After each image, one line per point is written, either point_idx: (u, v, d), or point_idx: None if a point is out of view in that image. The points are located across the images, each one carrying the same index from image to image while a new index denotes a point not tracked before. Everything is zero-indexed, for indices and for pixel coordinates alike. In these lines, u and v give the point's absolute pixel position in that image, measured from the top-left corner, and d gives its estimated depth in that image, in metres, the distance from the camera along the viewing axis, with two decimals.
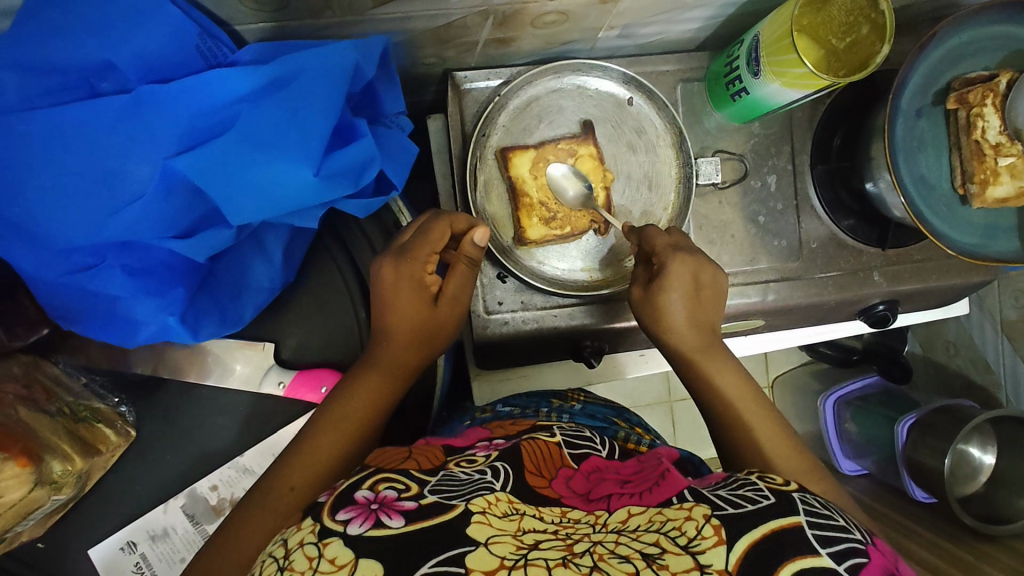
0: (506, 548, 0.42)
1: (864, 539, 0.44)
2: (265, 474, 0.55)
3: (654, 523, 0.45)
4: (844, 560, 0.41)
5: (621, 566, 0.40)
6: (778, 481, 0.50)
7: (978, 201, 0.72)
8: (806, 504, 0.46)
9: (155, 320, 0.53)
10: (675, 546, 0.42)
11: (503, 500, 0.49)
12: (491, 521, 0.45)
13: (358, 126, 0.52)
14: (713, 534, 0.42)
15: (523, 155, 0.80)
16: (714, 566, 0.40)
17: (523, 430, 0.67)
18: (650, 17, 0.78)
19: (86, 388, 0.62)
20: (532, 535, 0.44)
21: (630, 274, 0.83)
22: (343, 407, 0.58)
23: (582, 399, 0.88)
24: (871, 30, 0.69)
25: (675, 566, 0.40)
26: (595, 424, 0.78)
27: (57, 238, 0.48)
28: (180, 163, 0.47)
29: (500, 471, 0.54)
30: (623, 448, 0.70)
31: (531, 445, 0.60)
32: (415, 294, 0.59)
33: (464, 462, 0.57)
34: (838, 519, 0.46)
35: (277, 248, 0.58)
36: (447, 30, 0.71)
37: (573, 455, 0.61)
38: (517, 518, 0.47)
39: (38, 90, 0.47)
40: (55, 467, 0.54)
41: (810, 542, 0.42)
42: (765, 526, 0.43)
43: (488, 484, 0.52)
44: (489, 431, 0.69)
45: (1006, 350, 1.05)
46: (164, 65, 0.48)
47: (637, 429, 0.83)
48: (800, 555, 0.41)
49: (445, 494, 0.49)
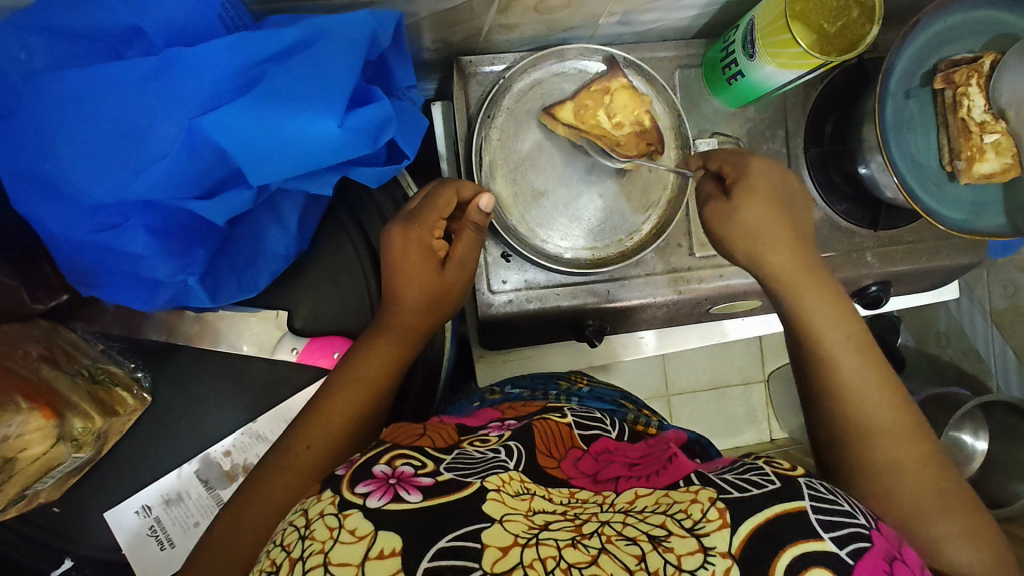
0: (519, 526, 0.44)
1: (867, 524, 0.47)
2: (283, 437, 0.57)
3: (662, 505, 0.47)
4: (845, 545, 0.44)
5: (629, 549, 0.42)
6: (785, 467, 0.52)
7: (964, 176, 0.74)
8: (811, 490, 0.48)
9: (175, 281, 0.54)
10: (680, 529, 0.44)
11: (516, 479, 0.51)
12: (505, 499, 0.47)
13: (373, 92, 0.54)
14: (718, 517, 0.44)
15: (562, 110, 0.81)
16: (718, 549, 0.42)
17: (534, 411, 0.68)
18: (649, 4, 0.80)
19: (103, 353, 0.63)
20: (543, 515, 0.46)
21: (629, 253, 0.85)
22: (355, 370, 0.60)
23: (588, 382, 0.89)
24: (861, 14, 0.73)
25: (680, 548, 0.42)
26: (604, 407, 0.79)
27: (84, 196, 0.50)
28: (205, 123, 0.48)
29: (513, 451, 0.56)
30: (632, 429, 0.73)
31: (542, 426, 0.62)
32: (424, 261, 0.61)
33: (478, 441, 0.59)
34: (843, 504, 0.48)
35: (292, 215, 0.60)
36: (454, 13, 0.74)
37: (583, 437, 0.62)
38: (529, 498, 0.49)
39: (67, 55, 0.49)
40: (76, 424, 0.55)
41: (812, 525, 0.44)
42: (769, 511, 0.45)
43: (501, 462, 0.54)
44: (500, 411, 0.71)
45: (995, 339, 1.11)
46: (187, 31, 0.50)
47: (644, 411, 0.84)
48: (803, 539, 0.44)
49: (459, 472, 0.51)
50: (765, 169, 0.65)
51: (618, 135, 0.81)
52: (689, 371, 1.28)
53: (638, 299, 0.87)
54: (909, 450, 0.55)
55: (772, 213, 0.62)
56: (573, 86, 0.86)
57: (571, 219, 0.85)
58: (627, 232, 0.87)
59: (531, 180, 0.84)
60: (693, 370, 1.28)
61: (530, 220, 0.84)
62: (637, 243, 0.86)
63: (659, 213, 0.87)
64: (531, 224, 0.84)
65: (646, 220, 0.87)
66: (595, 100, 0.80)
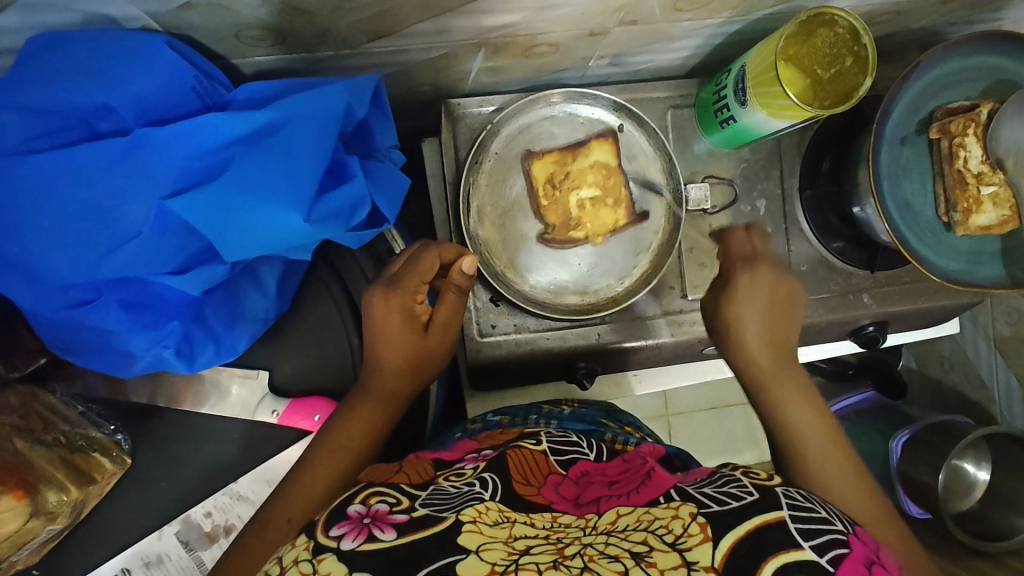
0: (496, 555, 0.42)
1: (845, 530, 0.45)
2: (261, 508, 0.56)
3: (642, 523, 0.45)
4: (826, 551, 0.41)
5: (611, 566, 0.40)
6: (761, 477, 0.52)
7: (961, 229, 0.73)
8: (788, 499, 0.47)
9: (150, 352, 0.54)
10: (662, 544, 0.42)
11: (494, 509, 0.49)
12: (482, 530, 0.46)
13: (349, 165, 0.54)
14: (699, 532, 0.42)
15: (536, 163, 0.83)
16: (701, 563, 0.40)
17: (510, 440, 0.67)
18: (640, 47, 0.79)
19: (82, 416, 0.62)
20: (523, 541, 0.44)
21: (620, 298, 0.84)
22: (336, 438, 0.58)
23: (575, 404, 0.87)
24: (854, 63, 0.71)
25: (663, 563, 0.40)
26: (583, 428, 0.77)
27: (54, 276, 0.49)
28: (175, 204, 0.48)
29: (489, 483, 0.54)
30: (610, 447, 0.70)
31: (517, 454, 0.60)
32: (405, 327, 0.60)
33: (453, 476, 0.57)
34: (819, 511, 0.47)
35: (271, 279, 0.59)
36: (440, 60, 0.73)
37: (560, 462, 0.61)
38: (509, 527, 0.47)
39: (37, 131, 0.49)
40: (50, 498, 0.56)
41: (792, 535, 0.42)
42: (750, 523, 0.43)
43: (478, 494, 0.52)
44: (477, 442, 0.70)
45: (999, 367, 1.07)
46: (160, 106, 0.50)
47: (626, 429, 0.82)
48: (785, 549, 0.41)
49: (435, 506, 0.50)
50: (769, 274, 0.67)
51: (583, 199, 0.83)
52: (690, 393, 1.27)
53: (637, 341, 0.85)
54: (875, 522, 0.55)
55: (763, 319, 0.65)
56: (565, 131, 0.85)
57: (561, 263, 0.84)
58: (617, 277, 0.85)
59: (519, 226, 0.83)
60: (694, 391, 1.27)
61: (519, 265, 0.83)
62: (627, 289, 0.85)
63: (650, 258, 0.85)
64: (520, 269, 0.83)
65: (637, 264, 0.86)
66: (581, 180, 0.83)
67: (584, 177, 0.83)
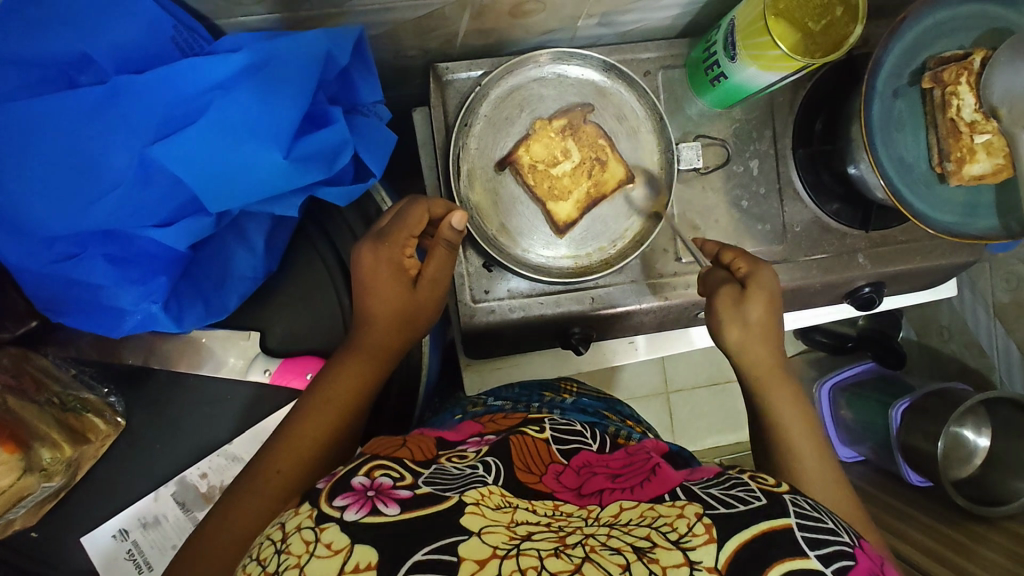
0: (498, 538, 0.41)
1: (852, 541, 0.44)
2: (255, 458, 0.56)
3: (646, 518, 0.45)
4: (832, 562, 0.41)
5: (613, 558, 0.40)
6: (770, 483, 0.50)
7: (954, 178, 0.72)
8: (797, 507, 0.46)
9: (139, 308, 0.54)
10: (666, 541, 0.41)
11: (496, 493, 0.49)
12: (485, 512, 0.45)
13: (331, 113, 0.54)
14: (705, 532, 0.42)
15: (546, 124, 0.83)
16: (705, 563, 0.39)
17: (516, 422, 0.66)
18: (629, 5, 0.78)
19: (76, 378, 0.62)
20: (524, 526, 0.44)
21: (613, 259, 0.84)
22: (327, 391, 0.58)
23: (575, 391, 0.85)
24: (845, 12, 0.70)
25: (665, 560, 0.39)
26: (585, 420, 0.75)
27: (38, 229, 0.49)
28: (156, 151, 0.48)
29: (492, 466, 0.54)
30: (615, 440, 0.70)
31: (519, 441, 0.59)
32: (394, 279, 0.60)
33: (456, 457, 0.56)
34: (828, 522, 0.46)
35: (258, 237, 0.59)
36: (427, 21, 0.72)
37: (562, 450, 0.60)
38: (511, 511, 0.46)
39: (16, 83, 0.48)
40: (44, 454, 0.56)
41: (799, 543, 0.42)
42: (755, 527, 0.43)
43: (480, 477, 0.51)
44: (483, 425, 0.67)
45: (997, 334, 1.06)
46: (139, 56, 0.50)
47: (628, 420, 0.80)
48: (789, 556, 0.40)
49: (438, 486, 0.49)
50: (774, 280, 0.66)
51: (566, 182, 0.83)
52: (689, 368, 1.25)
53: (626, 304, 0.85)
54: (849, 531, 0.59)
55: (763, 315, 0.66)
56: (553, 89, 0.84)
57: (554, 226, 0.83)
58: (611, 239, 0.85)
59: (510, 189, 0.83)
60: (692, 367, 1.25)
61: (512, 228, 0.83)
62: (620, 250, 0.84)
63: (643, 219, 0.85)
64: (513, 233, 0.82)
65: (630, 225, 0.85)
66: (576, 171, 0.83)
67: (581, 151, 0.83)
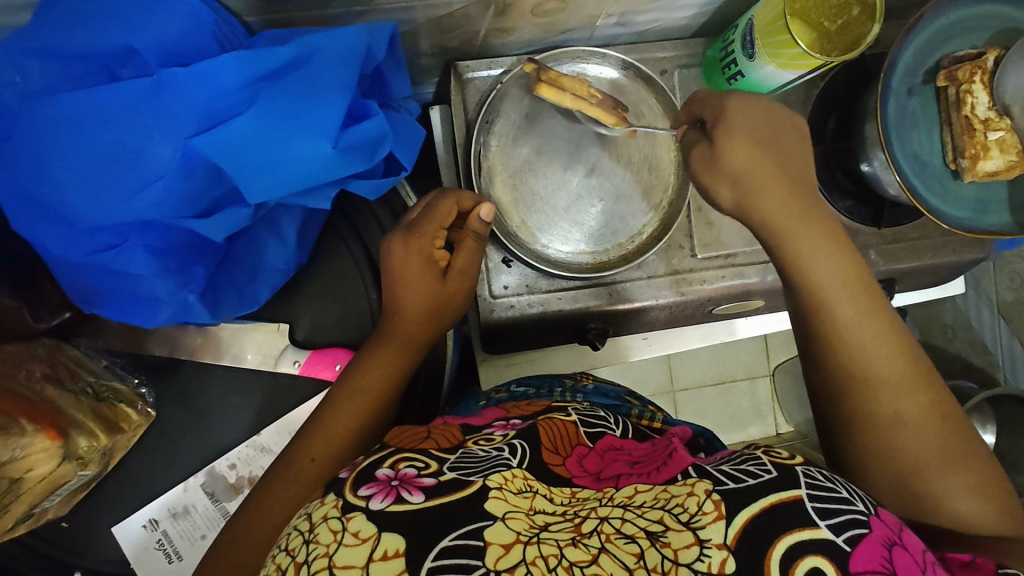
0: (520, 524, 0.43)
1: (866, 509, 0.44)
2: (289, 446, 0.57)
3: (660, 500, 0.45)
4: (843, 531, 0.41)
5: (628, 547, 0.41)
6: (782, 455, 0.49)
7: (969, 174, 0.74)
8: (809, 477, 0.46)
9: (175, 299, 0.55)
10: (677, 523, 0.42)
11: (519, 476, 0.49)
12: (508, 497, 0.46)
13: (368, 106, 0.55)
14: (713, 509, 0.43)
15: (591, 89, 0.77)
16: (713, 541, 0.41)
17: (540, 410, 0.66)
18: (647, 5, 0.79)
19: (107, 369, 0.63)
20: (542, 516, 0.45)
21: (631, 255, 0.85)
22: (358, 381, 0.59)
23: (592, 379, 0.86)
24: (861, 12, 0.71)
25: (676, 543, 0.41)
26: (608, 403, 0.77)
27: (81, 219, 0.50)
28: (200, 143, 0.49)
29: (518, 449, 0.54)
30: (638, 425, 0.71)
31: (548, 424, 0.59)
32: (425, 270, 0.61)
33: (483, 441, 0.57)
34: (841, 490, 0.46)
35: (291, 229, 0.60)
36: (449, 20, 0.73)
37: (589, 433, 0.60)
38: (531, 497, 0.47)
39: (60, 76, 0.49)
40: (81, 443, 0.57)
41: (809, 514, 0.42)
42: (766, 499, 0.43)
43: (505, 460, 0.52)
44: (505, 411, 0.68)
45: (1002, 331, 1.08)
46: (181, 50, 0.50)
47: (650, 406, 0.81)
48: (796, 527, 0.42)
49: (464, 470, 0.49)
50: (746, 107, 0.58)
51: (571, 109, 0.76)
52: (695, 366, 1.26)
53: (643, 300, 0.86)
54: (913, 403, 0.52)
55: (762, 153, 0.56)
56: None
57: (572, 223, 0.85)
58: (628, 236, 0.86)
59: (530, 185, 0.84)
60: (695, 366, 1.26)
61: (531, 225, 0.84)
62: (638, 246, 0.85)
63: (661, 215, 0.86)
64: (532, 229, 0.83)
65: (647, 222, 0.86)
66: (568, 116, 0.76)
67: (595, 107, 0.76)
